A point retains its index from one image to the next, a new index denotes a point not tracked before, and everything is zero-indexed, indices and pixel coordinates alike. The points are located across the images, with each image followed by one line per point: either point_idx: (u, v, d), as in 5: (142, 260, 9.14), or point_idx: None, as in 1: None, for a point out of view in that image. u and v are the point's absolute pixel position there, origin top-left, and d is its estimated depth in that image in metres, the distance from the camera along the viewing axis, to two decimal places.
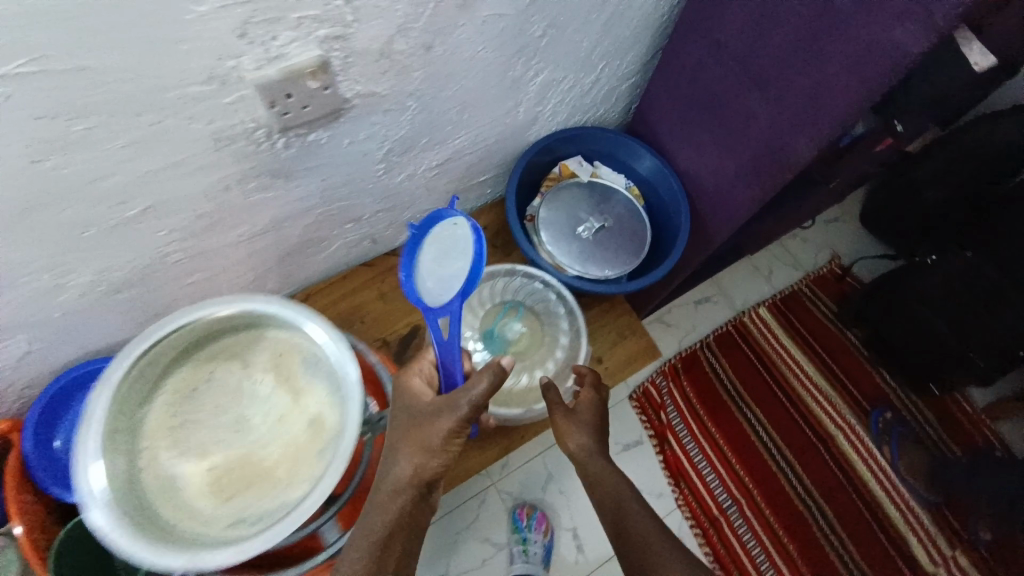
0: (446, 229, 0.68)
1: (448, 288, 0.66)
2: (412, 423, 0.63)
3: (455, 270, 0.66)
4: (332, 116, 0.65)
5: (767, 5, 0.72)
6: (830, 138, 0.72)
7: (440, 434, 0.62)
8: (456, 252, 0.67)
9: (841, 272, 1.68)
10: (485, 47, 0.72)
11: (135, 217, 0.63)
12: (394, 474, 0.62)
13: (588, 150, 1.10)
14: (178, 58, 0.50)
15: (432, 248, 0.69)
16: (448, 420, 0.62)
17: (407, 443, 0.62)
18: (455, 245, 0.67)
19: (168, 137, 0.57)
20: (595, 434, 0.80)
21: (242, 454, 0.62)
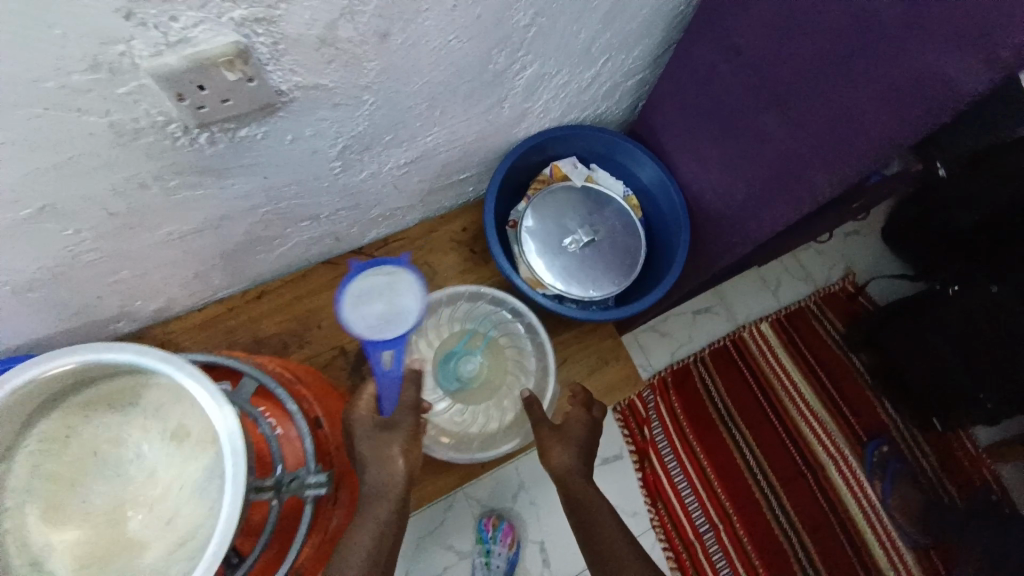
0: (379, 275, 0.72)
1: (384, 326, 0.70)
2: (377, 430, 0.62)
3: (394, 310, 0.71)
4: (266, 110, 0.55)
5: (798, 10, 0.61)
6: (853, 175, 0.63)
7: (409, 434, 0.63)
8: (395, 295, 0.72)
9: (854, 291, 1.55)
10: (458, 36, 0.61)
11: (34, 215, 0.55)
12: (374, 480, 0.59)
13: (584, 151, 0.99)
14: (50, 42, 0.41)
15: (363, 290, 0.71)
16: (412, 419, 0.65)
17: (380, 446, 0.61)
18: (390, 289, 0.72)
19: (58, 132, 0.48)
20: (583, 450, 0.75)
21: (120, 532, 0.48)
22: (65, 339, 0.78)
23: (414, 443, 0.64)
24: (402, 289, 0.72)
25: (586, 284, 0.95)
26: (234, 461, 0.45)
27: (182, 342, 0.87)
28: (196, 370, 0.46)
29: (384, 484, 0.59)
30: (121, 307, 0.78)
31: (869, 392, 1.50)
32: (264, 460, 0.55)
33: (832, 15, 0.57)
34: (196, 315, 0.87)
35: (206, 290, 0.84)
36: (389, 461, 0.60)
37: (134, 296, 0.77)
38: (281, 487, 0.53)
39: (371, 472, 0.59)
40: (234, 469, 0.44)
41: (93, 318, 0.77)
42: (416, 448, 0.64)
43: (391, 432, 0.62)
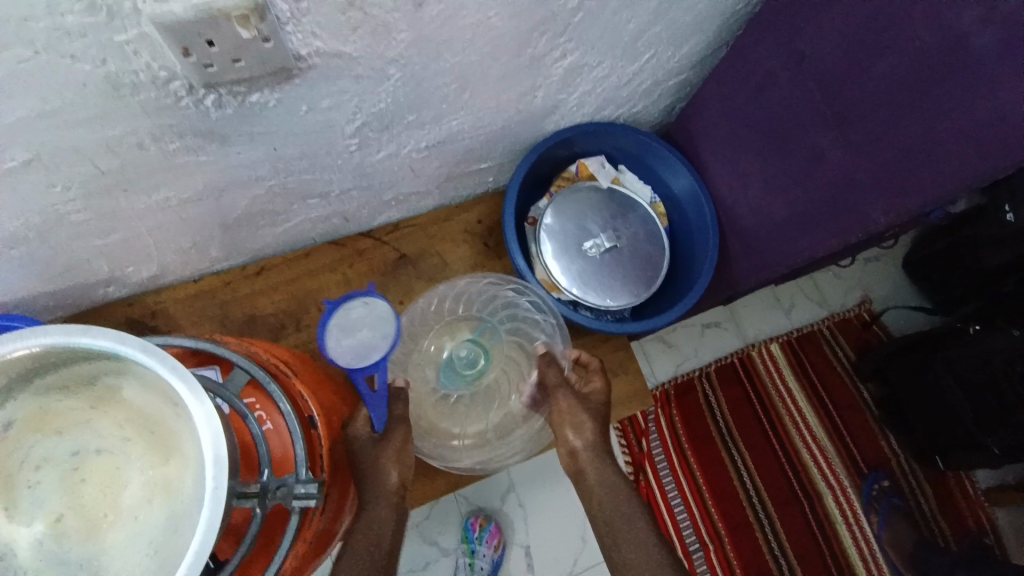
0: (355, 303, 0.64)
1: (367, 355, 0.61)
2: (367, 447, 0.61)
3: (379, 336, 0.63)
4: (281, 75, 0.50)
5: (875, 24, 0.56)
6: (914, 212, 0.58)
7: (400, 445, 0.63)
8: (377, 323, 0.64)
9: (869, 319, 1.49)
10: (498, 13, 0.55)
11: (18, 167, 0.50)
12: (370, 488, 0.60)
13: (614, 150, 0.93)
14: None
15: (342, 321, 0.63)
16: (401, 434, 0.62)
17: (371, 461, 0.60)
18: (370, 318, 0.64)
19: (44, 78, 0.43)
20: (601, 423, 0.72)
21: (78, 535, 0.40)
22: (48, 299, 0.74)
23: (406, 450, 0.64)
24: (383, 317, 0.64)
25: (604, 292, 0.90)
26: (216, 474, 0.38)
27: (174, 314, 0.82)
28: (182, 367, 0.39)
29: (381, 493, 0.60)
30: (111, 272, 0.73)
31: (874, 426, 1.46)
32: (250, 463, 0.51)
33: (914, 32, 0.52)
34: (191, 285, 0.82)
35: (202, 260, 0.79)
36: (386, 468, 0.61)
37: (124, 261, 0.72)
38: (266, 494, 0.48)
39: (367, 481, 0.60)
40: (216, 483, 0.38)
41: (79, 280, 0.72)
42: (407, 454, 0.64)
43: (382, 447, 0.61)
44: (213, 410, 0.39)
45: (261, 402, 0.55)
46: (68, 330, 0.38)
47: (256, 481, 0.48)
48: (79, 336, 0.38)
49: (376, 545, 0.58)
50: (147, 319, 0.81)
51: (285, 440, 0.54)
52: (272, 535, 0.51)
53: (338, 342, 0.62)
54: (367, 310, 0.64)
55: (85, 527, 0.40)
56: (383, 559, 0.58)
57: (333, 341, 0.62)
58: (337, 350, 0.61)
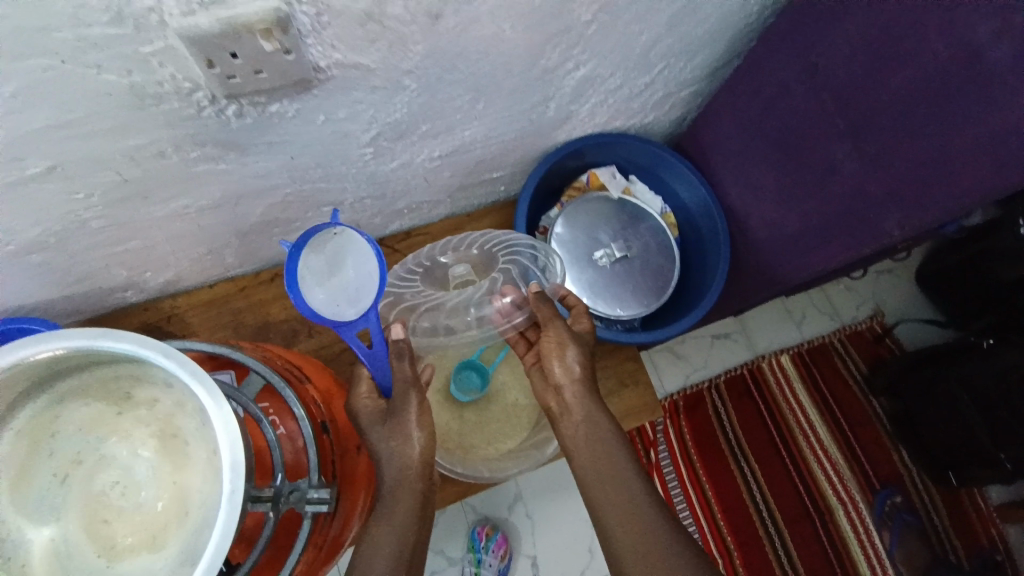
0: (325, 238, 0.58)
1: (355, 297, 0.58)
2: (381, 418, 0.58)
3: (361, 272, 0.58)
4: (300, 86, 0.51)
5: (889, 38, 0.56)
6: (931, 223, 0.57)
7: (416, 413, 0.59)
8: (355, 257, 0.59)
9: (881, 332, 1.47)
10: (513, 26, 0.56)
11: (42, 174, 0.52)
12: (393, 466, 0.58)
13: (625, 161, 0.94)
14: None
15: (317, 264, 0.58)
16: (414, 396, 0.59)
17: (388, 434, 0.58)
18: (346, 254, 0.59)
19: (70, 87, 0.44)
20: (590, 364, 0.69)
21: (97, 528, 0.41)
22: (66, 304, 0.75)
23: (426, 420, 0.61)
24: (359, 250, 0.59)
25: (614, 302, 0.90)
26: (233, 478, 0.38)
27: (188, 320, 0.83)
28: (201, 371, 0.39)
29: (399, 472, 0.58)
30: (128, 277, 0.74)
31: (887, 440, 1.43)
32: (265, 468, 0.51)
33: (929, 46, 0.52)
34: (206, 291, 0.84)
35: (217, 267, 0.80)
36: (406, 442, 0.58)
37: (141, 266, 0.73)
38: (279, 499, 0.49)
39: (388, 459, 0.58)
40: (232, 488, 0.38)
41: (97, 285, 0.73)
42: (427, 420, 0.61)
43: (395, 419, 0.58)
44: (231, 415, 0.39)
45: (275, 407, 0.55)
46: (91, 334, 0.38)
47: (270, 485, 0.49)
48: (101, 340, 0.39)
49: (404, 523, 0.56)
50: (162, 324, 0.82)
51: (299, 446, 0.54)
52: (285, 538, 0.51)
53: (318, 289, 0.57)
54: (340, 244, 0.59)
55: (102, 528, 0.41)
56: (415, 534, 0.56)
57: (312, 289, 0.56)
58: (319, 298, 0.56)
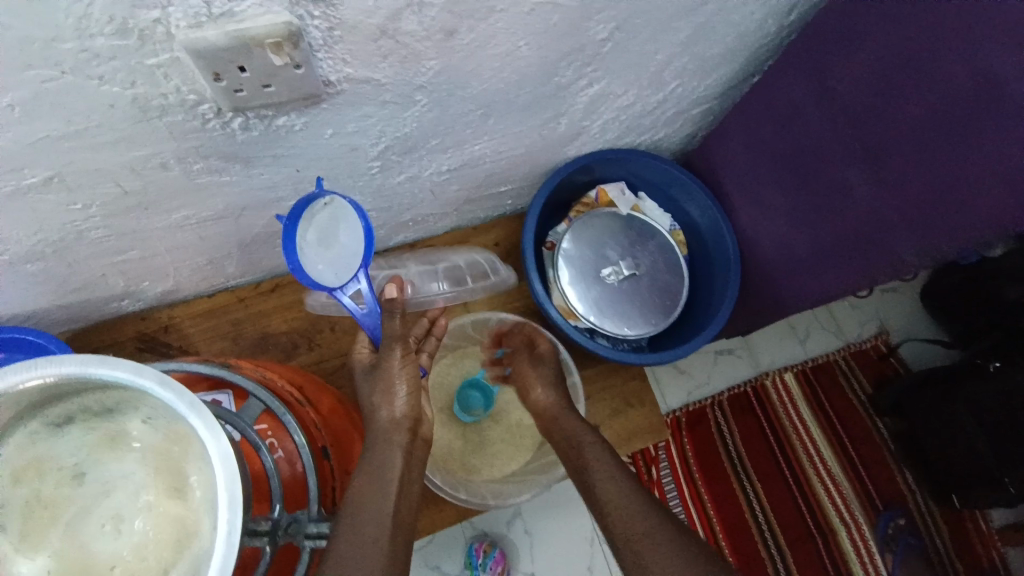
0: (315, 210, 0.57)
1: (351, 261, 0.56)
2: (369, 372, 0.58)
3: (353, 235, 0.57)
4: (309, 100, 0.49)
5: (907, 62, 0.55)
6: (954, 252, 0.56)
7: (399, 367, 0.57)
8: (347, 224, 0.58)
9: (886, 351, 1.46)
10: (528, 43, 0.55)
11: (40, 185, 0.50)
12: (379, 420, 0.56)
13: (635, 177, 0.92)
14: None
15: (313, 235, 0.56)
16: (398, 349, 0.56)
17: (372, 388, 0.57)
18: (339, 221, 0.58)
19: (71, 98, 0.42)
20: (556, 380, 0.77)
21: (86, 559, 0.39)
22: (61, 313, 0.73)
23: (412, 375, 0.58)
24: (350, 214, 0.58)
25: (621, 321, 0.89)
26: (231, 518, 0.35)
27: (186, 330, 0.81)
28: (199, 402, 0.37)
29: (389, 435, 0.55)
30: (126, 287, 0.73)
31: (890, 460, 1.41)
32: (264, 492, 0.50)
33: (948, 71, 0.51)
34: (205, 301, 0.82)
35: (217, 277, 0.78)
36: (390, 395, 0.57)
37: (140, 276, 0.71)
38: (277, 532, 0.46)
39: (375, 410, 0.57)
40: (229, 529, 0.35)
41: (94, 295, 0.72)
42: (411, 372, 0.58)
43: (380, 373, 0.57)
44: (228, 450, 0.37)
45: (273, 428, 0.54)
46: (84, 360, 0.36)
47: (268, 517, 0.46)
48: (95, 367, 0.36)
49: (384, 485, 0.52)
50: (160, 335, 0.80)
51: (298, 468, 0.53)
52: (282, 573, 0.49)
53: (316, 259, 0.56)
54: (333, 213, 0.58)
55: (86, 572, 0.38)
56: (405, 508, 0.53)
57: (311, 259, 0.56)
58: (318, 269, 0.56)
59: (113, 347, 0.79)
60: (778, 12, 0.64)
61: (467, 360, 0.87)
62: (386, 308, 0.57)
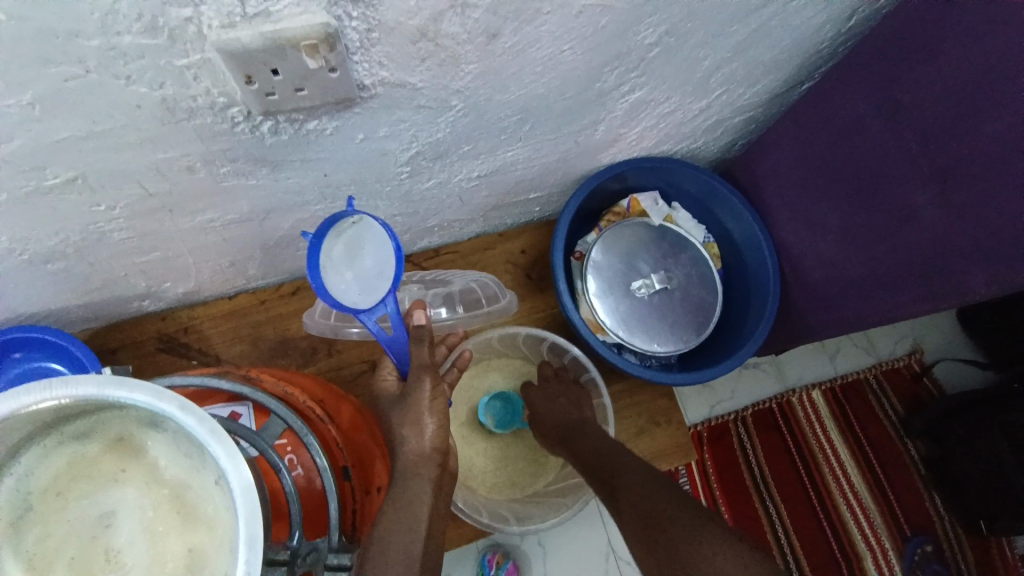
0: (343, 226, 0.53)
1: (377, 284, 0.53)
2: (398, 402, 0.57)
3: (379, 258, 0.54)
4: (342, 104, 0.47)
5: (991, 81, 0.51)
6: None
7: (428, 399, 0.56)
8: (374, 243, 0.54)
9: (920, 370, 1.34)
10: (573, 47, 0.51)
11: (62, 185, 0.48)
12: (407, 452, 0.55)
13: (669, 187, 0.89)
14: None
15: (338, 254, 0.53)
16: (428, 382, 0.56)
17: (402, 418, 0.56)
18: (364, 239, 0.54)
19: (93, 97, 0.40)
20: (562, 414, 0.78)
21: None
22: (82, 311, 0.72)
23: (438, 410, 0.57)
24: (378, 234, 0.54)
25: (650, 337, 0.86)
26: (249, 557, 0.33)
27: (205, 332, 0.79)
28: (221, 430, 0.35)
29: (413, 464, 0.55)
30: (147, 287, 0.71)
31: (919, 485, 1.29)
32: (282, 514, 0.48)
33: None
34: (225, 302, 0.80)
35: (239, 278, 0.76)
36: (418, 427, 0.56)
37: (162, 277, 0.70)
38: (296, 561, 0.43)
39: (402, 443, 0.56)
40: (247, 569, 0.33)
41: (114, 294, 0.70)
42: (439, 408, 0.58)
43: (408, 403, 0.56)
44: (250, 482, 0.35)
45: (292, 444, 0.52)
46: (102, 382, 0.34)
47: (287, 544, 0.44)
48: (114, 389, 0.35)
49: (405, 514, 0.51)
50: (179, 335, 0.79)
51: (316, 485, 0.51)
52: None
53: (340, 278, 0.52)
54: (359, 231, 0.54)
55: None
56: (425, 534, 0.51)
57: (334, 278, 0.52)
58: (341, 288, 0.52)
59: (132, 347, 0.78)
60: (837, 19, 0.61)
61: (490, 374, 0.86)
62: (414, 335, 0.55)
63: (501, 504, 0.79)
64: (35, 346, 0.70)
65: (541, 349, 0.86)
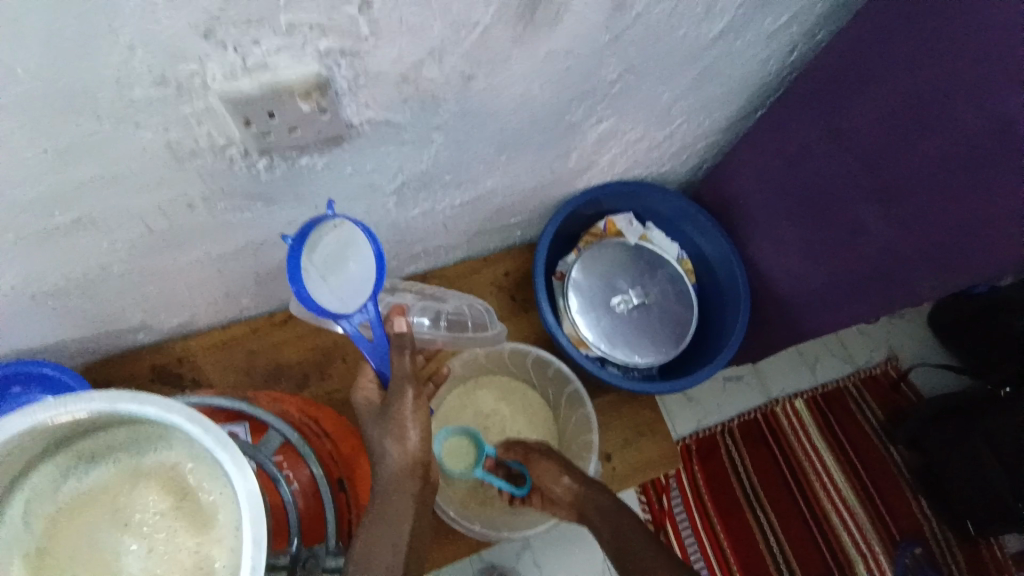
0: (325, 231, 0.55)
1: (360, 289, 0.56)
2: (379, 414, 0.56)
3: (361, 263, 0.56)
4: (332, 142, 0.51)
5: (915, 105, 0.57)
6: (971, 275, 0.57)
7: (411, 409, 0.55)
8: (355, 251, 0.57)
9: (896, 376, 1.38)
10: (542, 85, 0.57)
11: (70, 226, 0.52)
12: (389, 464, 0.55)
13: (643, 209, 0.94)
14: (107, 47, 0.36)
15: (320, 260, 0.55)
16: (409, 392, 0.55)
17: (383, 431, 0.55)
18: (348, 245, 0.57)
19: (104, 143, 0.44)
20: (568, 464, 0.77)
21: None
22: (79, 346, 0.74)
23: (420, 415, 0.57)
24: (359, 240, 0.57)
25: (631, 350, 0.90)
26: (256, 554, 0.36)
27: (201, 362, 0.82)
28: (226, 439, 0.38)
29: (395, 473, 0.55)
30: (144, 321, 0.74)
31: (905, 489, 1.32)
32: (282, 527, 0.51)
33: (959, 117, 0.54)
34: (219, 333, 0.83)
35: (233, 309, 0.79)
36: (403, 438, 0.55)
37: (159, 309, 0.73)
38: (296, 565, 0.48)
39: (384, 456, 0.55)
40: (254, 565, 0.36)
41: (113, 328, 0.73)
42: (423, 417, 0.57)
43: (391, 415, 0.55)
44: (254, 486, 0.38)
45: (289, 460, 0.55)
46: (115, 398, 0.38)
47: (287, 551, 0.48)
48: (126, 402, 0.38)
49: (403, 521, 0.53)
50: (175, 367, 0.81)
51: (315, 499, 0.54)
52: None
53: (321, 283, 0.54)
54: (340, 237, 0.56)
55: None
56: None
57: (316, 283, 0.53)
58: (325, 295, 0.53)
59: (128, 381, 0.80)
60: (780, 53, 0.67)
61: (479, 391, 0.89)
62: (394, 342, 0.55)
63: (496, 516, 0.81)
64: (34, 382, 0.72)
65: (526, 364, 0.89)
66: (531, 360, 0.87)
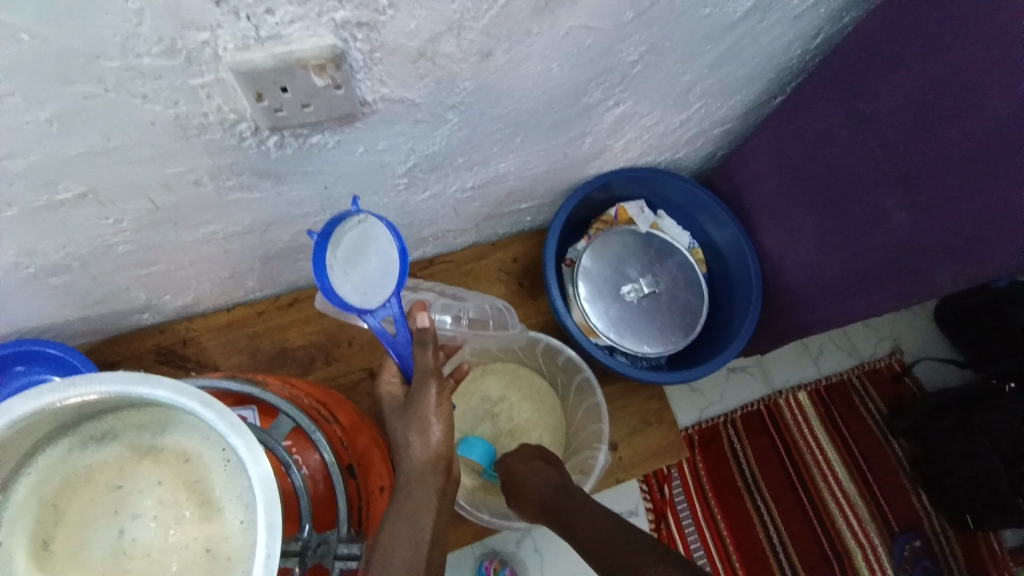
0: (348, 227, 0.54)
1: (381, 285, 0.54)
2: (403, 408, 0.56)
3: (383, 257, 0.55)
4: (344, 120, 0.50)
5: (944, 92, 0.55)
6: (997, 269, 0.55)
7: (435, 403, 0.55)
8: (377, 245, 0.55)
9: (900, 370, 1.37)
10: (560, 64, 0.55)
11: (73, 200, 0.50)
12: (411, 459, 0.55)
13: (654, 196, 0.93)
14: (116, 11, 0.35)
15: (343, 256, 0.54)
16: (432, 386, 0.54)
17: (407, 425, 0.55)
18: (369, 239, 0.55)
19: (110, 114, 0.43)
20: (549, 474, 0.74)
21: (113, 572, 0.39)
22: (81, 325, 0.73)
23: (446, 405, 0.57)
24: (381, 235, 0.55)
25: (640, 338, 0.89)
26: (270, 541, 0.36)
27: (205, 343, 0.81)
28: (239, 423, 0.37)
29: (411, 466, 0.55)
30: (148, 299, 0.73)
31: (904, 482, 1.32)
32: (292, 512, 0.51)
33: (986, 102, 0.52)
34: (223, 315, 0.82)
35: (238, 291, 0.78)
36: (426, 434, 0.55)
37: (163, 289, 0.71)
38: (307, 552, 0.48)
39: (408, 449, 0.55)
40: (268, 552, 0.35)
41: (115, 307, 0.72)
42: (446, 411, 0.57)
43: (413, 409, 0.55)
44: (268, 470, 0.37)
45: (299, 445, 0.54)
46: (126, 378, 0.37)
47: (297, 538, 0.49)
48: (138, 384, 0.38)
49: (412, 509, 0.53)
50: (179, 347, 0.80)
51: (325, 484, 0.54)
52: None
53: (344, 280, 0.53)
54: (365, 231, 0.55)
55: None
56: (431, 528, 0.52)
57: (339, 281, 0.52)
58: (346, 290, 0.52)
59: (131, 360, 0.79)
60: (804, 37, 0.65)
61: (485, 378, 0.89)
62: (416, 338, 0.54)
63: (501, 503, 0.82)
64: (37, 360, 0.71)
65: (536, 351, 0.89)
66: (541, 348, 0.86)
